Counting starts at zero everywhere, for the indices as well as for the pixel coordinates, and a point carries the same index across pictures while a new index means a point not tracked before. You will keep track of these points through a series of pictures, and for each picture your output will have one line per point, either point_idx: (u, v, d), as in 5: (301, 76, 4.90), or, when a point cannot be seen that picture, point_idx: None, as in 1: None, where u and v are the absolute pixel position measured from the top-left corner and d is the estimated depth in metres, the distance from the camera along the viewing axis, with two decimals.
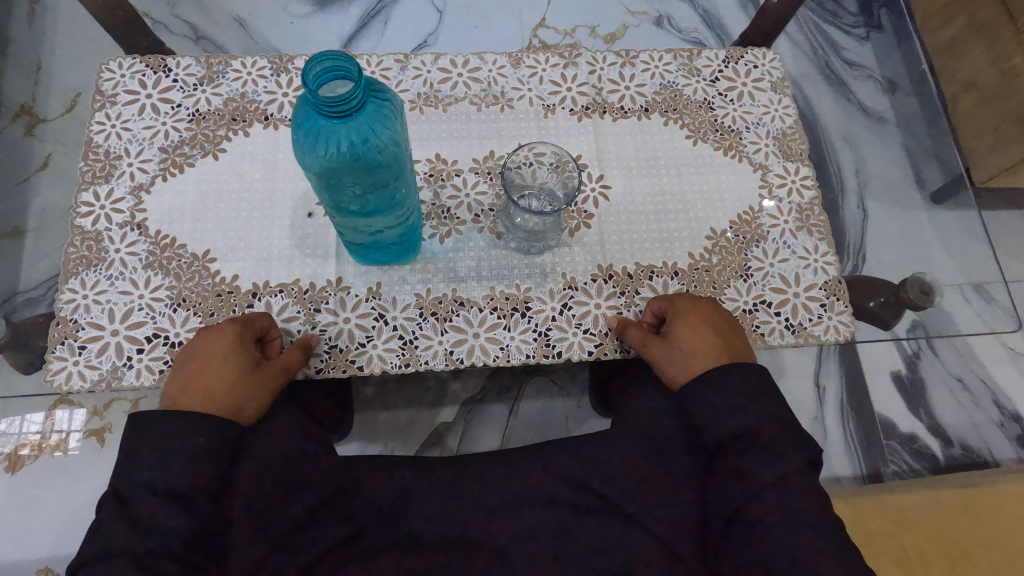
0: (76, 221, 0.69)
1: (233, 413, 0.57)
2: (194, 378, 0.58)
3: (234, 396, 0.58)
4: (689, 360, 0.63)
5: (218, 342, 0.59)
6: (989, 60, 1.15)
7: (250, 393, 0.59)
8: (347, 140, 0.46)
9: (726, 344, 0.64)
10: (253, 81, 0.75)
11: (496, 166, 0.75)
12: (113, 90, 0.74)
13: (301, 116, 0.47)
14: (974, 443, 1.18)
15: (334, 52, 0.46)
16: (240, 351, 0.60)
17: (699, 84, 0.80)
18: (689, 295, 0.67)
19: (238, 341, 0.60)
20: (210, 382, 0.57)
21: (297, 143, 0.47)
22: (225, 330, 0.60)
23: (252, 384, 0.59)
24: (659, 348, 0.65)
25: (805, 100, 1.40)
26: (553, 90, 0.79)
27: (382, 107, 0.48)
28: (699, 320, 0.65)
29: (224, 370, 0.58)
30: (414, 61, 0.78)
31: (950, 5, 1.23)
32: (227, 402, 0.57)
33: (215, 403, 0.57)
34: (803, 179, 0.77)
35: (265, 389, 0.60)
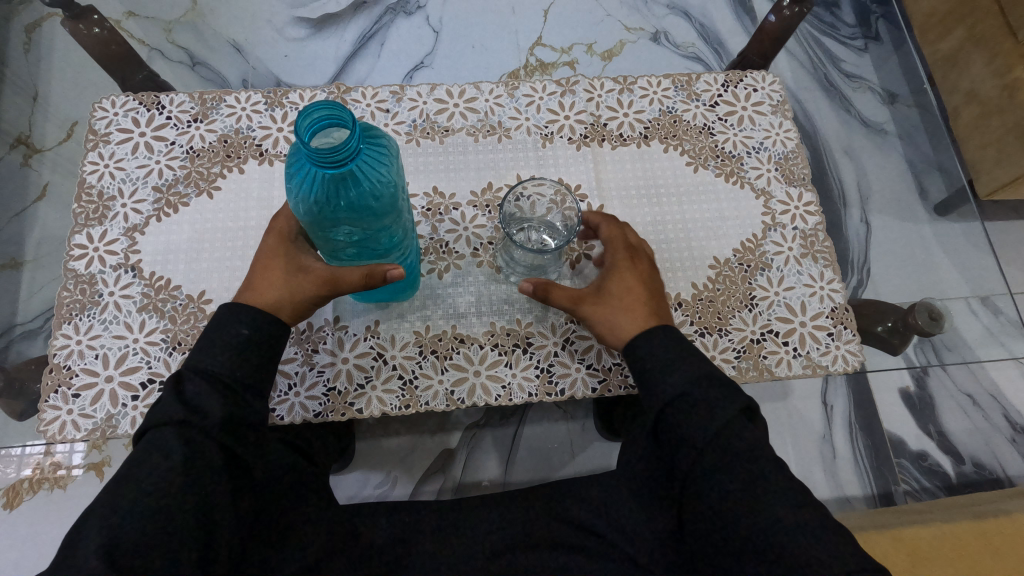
0: (70, 263, 0.68)
1: (271, 310, 0.56)
2: (249, 273, 0.58)
3: (276, 294, 0.56)
4: (619, 319, 0.61)
5: (268, 241, 0.58)
6: (989, 73, 1.13)
7: (288, 291, 0.56)
8: (343, 188, 0.45)
9: (656, 306, 0.61)
10: (248, 116, 0.74)
11: (494, 198, 0.74)
12: (105, 129, 0.73)
13: (293, 163, 0.46)
14: (987, 460, 1.15)
15: (326, 102, 0.45)
16: (285, 249, 0.58)
17: (698, 110, 0.79)
18: (630, 247, 0.64)
19: (280, 242, 0.58)
20: (255, 278, 0.57)
21: (292, 191, 0.46)
22: (275, 228, 0.59)
23: (293, 281, 0.56)
24: (592, 306, 0.62)
25: (807, 115, 1.37)
26: (551, 119, 0.78)
27: (375, 153, 0.46)
28: (635, 279, 0.62)
29: (267, 267, 0.57)
30: (410, 92, 0.77)
31: (948, 17, 1.21)
32: (266, 297, 0.56)
33: (251, 297, 0.56)
34: (806, 205, 0.76)
35: (303, 289, 0.56)
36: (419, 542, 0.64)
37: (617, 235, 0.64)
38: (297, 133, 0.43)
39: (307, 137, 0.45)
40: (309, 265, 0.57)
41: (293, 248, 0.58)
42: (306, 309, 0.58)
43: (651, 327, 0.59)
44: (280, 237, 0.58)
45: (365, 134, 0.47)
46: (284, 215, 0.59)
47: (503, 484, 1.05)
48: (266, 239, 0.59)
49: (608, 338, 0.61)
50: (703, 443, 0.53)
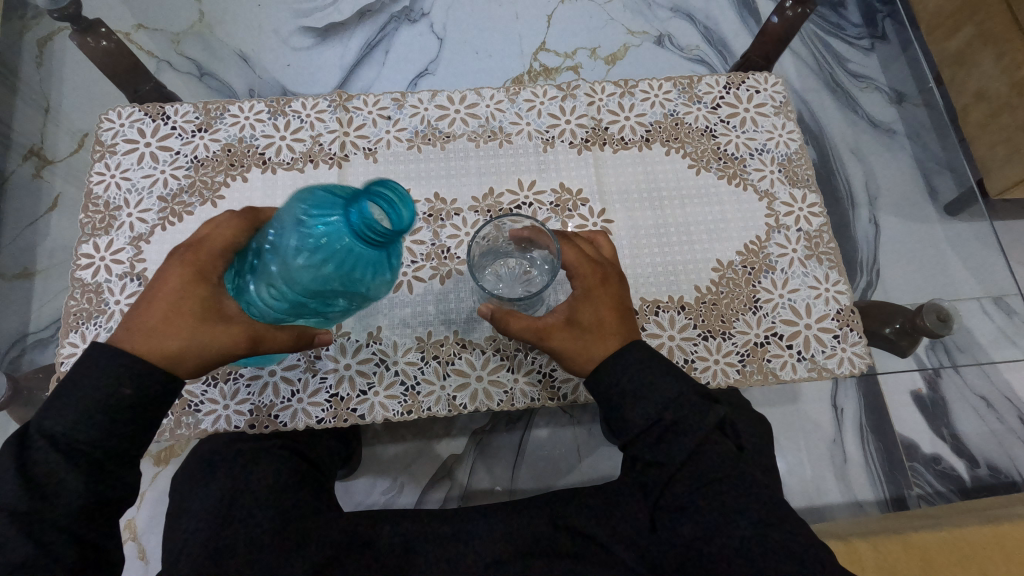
0: (76, 272, 0.69)
1: (172, 362, 0.51)
2: (142, 312, 0.52)
3: (181, 346, 0.51)
4: (591, 350, 0.58)
5: (175, 278, 0.53)
6: (999, 70, 1.12)
7: (197, 343, 0.52)
8: (383, 262, 0.51)
9: (626, 330, 0.59)
10: (251, 126, 0.75)
11: (495, 204, 0.74)
12: (112, 140, 0.74)
13: (332, 254, 0.50)
14: (1002, 463, 1.13)
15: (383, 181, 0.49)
16: (201, 289, 0.53)
17: (701, 112, 0.79)
18: (598, 265, 0.61)
19: (196, 279, 0.53)
20: (154, 322, 0.51)
21: (332, 255, 0.50)
22: (183, 263, 0.53)
23: (208, 331, 0.52)
24: (560, 338, 0.59)
25: (813, 116, 1.36)
26: (552, 123, 0.78)
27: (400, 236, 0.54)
28: (606, 306, 0.59)
29: (175, 310, 0.52)
30: (411, 99, 0.77)
31: (956, 15, 1.20)
32: (170, 347, 0.51)
33: (149, 347, 0.51)
34: (810, 206, 0.75)
35: (216, 342, 0.52)
36: (423, 549, 0.65)
37: (584, 254, 0.61)
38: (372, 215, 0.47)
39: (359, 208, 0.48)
40: (231, 314, 0.53)
41: (209, 288, 0.53)
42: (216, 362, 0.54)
43: (639, 348, 0.57)
44: (195, 275, 0.53)
45: None
46: (205, 246, 0.54)
47: (509, 490, 1.05)
48: (171, 274, 0.53)
49: (577, 369, 0.59)
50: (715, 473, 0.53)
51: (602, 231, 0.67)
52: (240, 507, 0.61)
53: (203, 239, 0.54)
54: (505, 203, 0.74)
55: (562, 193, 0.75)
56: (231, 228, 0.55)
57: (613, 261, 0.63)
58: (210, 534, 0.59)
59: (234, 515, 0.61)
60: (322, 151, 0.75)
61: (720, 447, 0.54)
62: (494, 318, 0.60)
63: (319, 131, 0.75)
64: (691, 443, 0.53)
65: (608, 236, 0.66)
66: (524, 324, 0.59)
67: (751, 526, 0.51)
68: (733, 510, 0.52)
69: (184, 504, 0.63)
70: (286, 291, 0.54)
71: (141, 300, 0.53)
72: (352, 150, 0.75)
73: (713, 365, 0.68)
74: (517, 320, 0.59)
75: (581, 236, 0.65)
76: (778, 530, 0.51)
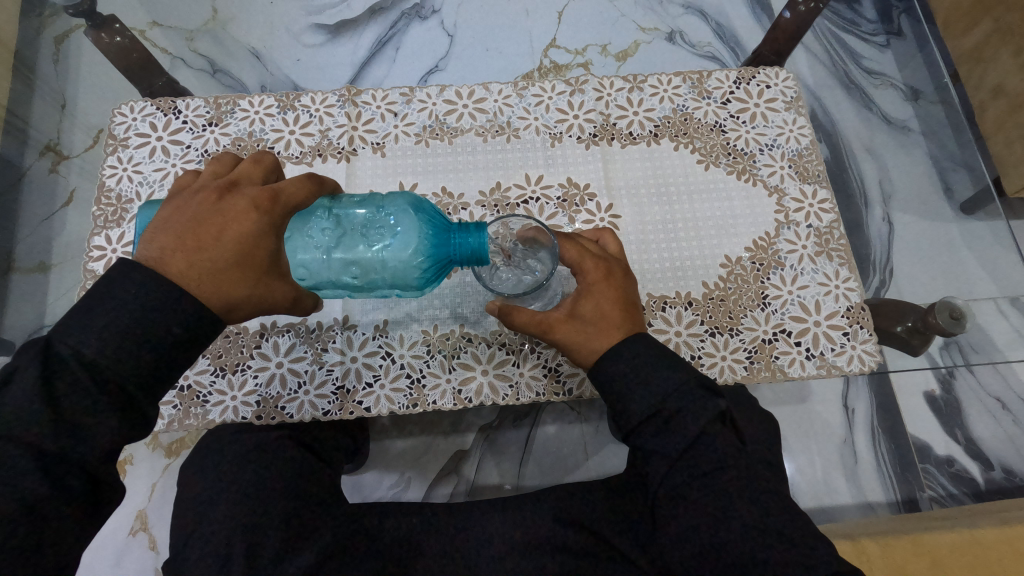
0: (88, 264, 0.70)
1: (223, 309, 0.50)
2: (199, 247, 0.49)
3: (238, 297, 0.50)
4: (593, 341, 0.58)
5: (249, 222, 0.50)
6: (1017, 67, 1.09)
7: (256, 296, 0.51)
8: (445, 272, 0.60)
9: (629, 322, 0.59)
10: (260, 120, 0.76)
11: (502, 199, 0.74)
12: (125, 133, 0.75)
13: (430, 264, 0.57)
14: (1018, 466, 1.11)
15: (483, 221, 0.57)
16: (272, 242, 0.51)
17: (710, 107, 0.78)
18: (601, 260, 0.61)
19: (266, 224, 0.51)
20: (221, 262, 0.49)
21: (420, 266, 0.57)
22: (256, 207, 0.51)
23: (270, 287, 0.52)
24: (563, 330, 0.58)
25: (825, 112, 1.34)
26: (560, 118, 0.78)
27: None
28: (609, 300, 0.59)
29: (246, 257, 0.50)
30: (419, 94, 0.78)
31: (972, 11, 1.17)
32: (230, 297, 0.49)
33: (206, 289, 0.48)
34: (821, 202, 0.74)
35: (271, 298, 0.52)
36: (428, 540, 0.65)
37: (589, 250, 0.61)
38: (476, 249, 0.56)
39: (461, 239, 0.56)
40: (287, 273, 0.53)
41: (275, 239, 0.52)
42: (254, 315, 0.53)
43: (642, 342, 0.57)
44: (268, 224, 0.51)
45: None
46: (280, 197, 0.52)
47: (516, 486, 1.05)
48: (242, 215, 0.50)
49: (582, 362, 0.59)
50: (714, 463, 0.53)
51: (604, 228, 0.67)
52: (247, 493, 0.62)
53: (279, 189, 0.53)
54: (513, 197, 0.74)
55: (569, 187, 0.74)
56: (304, 186, 0.54)
57: (618, 257, 0.63)
58: (218, 521, 0.60)
59: (242, 500, 0.61)
60: (331, 146, 0.75)
61: (722, 438, 0.53)
62: (502, 311, 0.60)
63: (328, 126, 0.76)
64: (696, 433, 0.53)
65: (613, 232, 0.66)
66: (528, 316, 0.59)
67: (751, 517, 0.51)
68: (738, 503, 0.51)
69: (194, 491, 0.64)
70: (361, 269, 0.59)
71: (193, 231, 0.49)
72: (360, 144, 0.75)
73: (720, 361, 0.67)
74: (521, 315, 0.60)
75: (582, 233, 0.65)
76: (781, 522, 0.51)
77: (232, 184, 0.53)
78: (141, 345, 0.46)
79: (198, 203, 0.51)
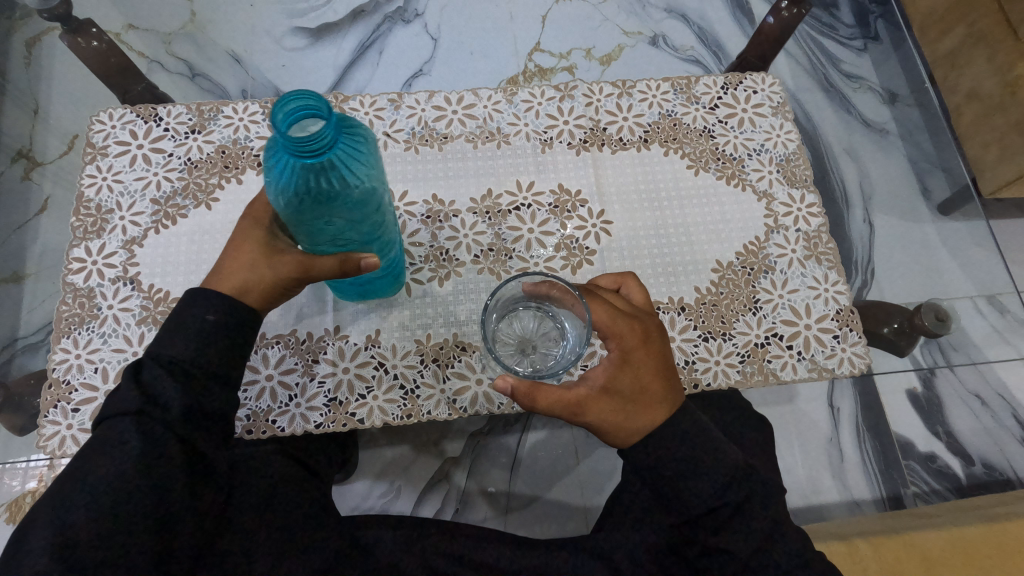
0: (68, 277, 0.68)
1: (237, 294, 0.55)
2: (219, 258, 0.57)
3: (241, 279, 0.55)
4: (635, 419, 0.56)
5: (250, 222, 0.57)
6: (990, 72, 1.12)
7: (257, 273, 0.55)
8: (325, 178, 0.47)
9: (667, 391, 0.57)
10: (245, 127, 0.74)
11: (494, 205, 0.73)
12: (103, 142, 0.73)
13: (291, 152, 0.44)
14: (998, 461, 1.13)
15: (298, 93, 0.46)
16: (257, 227, 0.56)
17: (698, 112, 0.79)
18: (636, 321, 0.58)
19: (252, 214, 0.57)
20: (225, 258, 0.56)
21: (273, 183, 0.48)
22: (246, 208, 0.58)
23: (268, 263, 0.55)
24: (603, 409, 0.55)
25: (805, 115, 1.36)
26: (550, 124, 0.77)
27: (354, 145, 0.48)
28: (649, 371, 0.57)
29: (238, 247, 0.56)
30: (408, 100, 0.77)
31: (947, 17, 1.20)
32: (234, 281, 0.55)
33: (218, 284, 0.56)
34: (809, 207, 0.75)
35: (271, 272, 0.55)
36: None
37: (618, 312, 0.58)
38: (275, 127, 0.44)
39: (285, 129, 0.46)
40: (285, 247, 0.56)
41: (267, 224, 0.57)
42: (273, 293, 0.56)
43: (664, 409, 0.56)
44: (253, 215, 0.57)
45: (342, 124, 0.48)
46: (263, 196, 0.58)
47: (507, 493, 1.04)
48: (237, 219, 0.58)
49: (620, 442, 0.57)
50: None
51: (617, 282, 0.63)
52: None
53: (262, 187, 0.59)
54: (504, 204, 0.73)
55: (561, 194, 0.74)
56: None
57: (647, 311, 0.60)
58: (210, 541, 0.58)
59: None
60: None
61: None
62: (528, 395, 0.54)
63: None
64: None
65: (636, 278, 0.63)
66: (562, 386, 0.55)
67: None
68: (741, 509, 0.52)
69: None
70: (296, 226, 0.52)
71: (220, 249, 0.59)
72: None
73: (714, 366, 0.67)
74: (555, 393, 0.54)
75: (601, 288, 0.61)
76: None
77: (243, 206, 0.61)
78: (198, 338, 0.53)
79: None
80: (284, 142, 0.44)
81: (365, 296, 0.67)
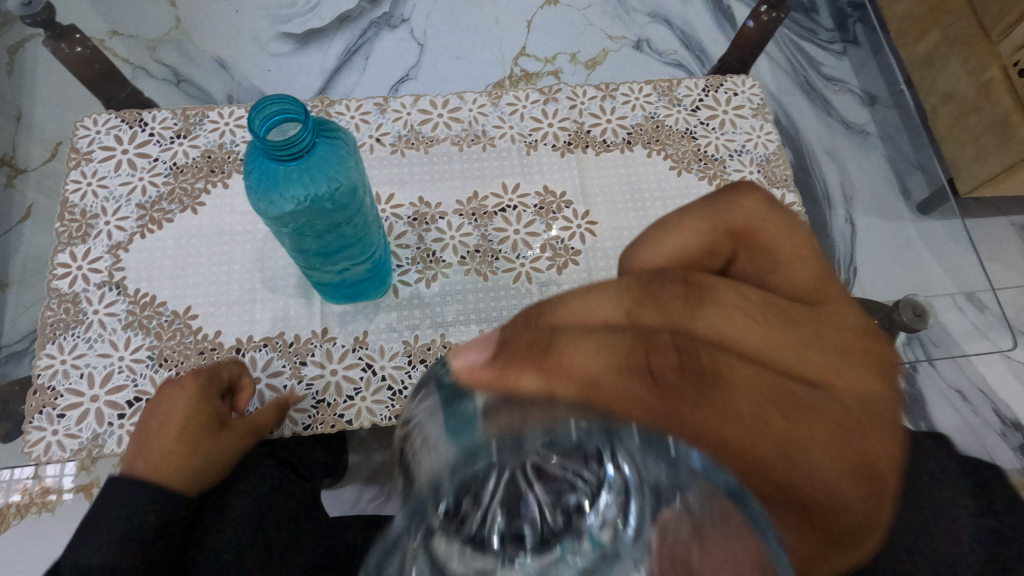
0: (53, 283, 0.67)
1: (185, 478, 0.57)
2: (153, 439, 0.57)
3: (192, 461, 0.57)
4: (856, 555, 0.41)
5: (177, 399, 0.59)
6: (965, 73, 1.16)
7: (208, 454, 0.58)
8: (303, 182, 0.48)
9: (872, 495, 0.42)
10: (231, 131, 0.75)
11: (480, 207, 0.74)
12: (88, 147, 0.73)
13: (271, 156, 0.45)
14: (978, 455, 1.15)
15: (277, 97, 0.47)
16: (201, 413, 0.59)
17: (680, 114, 0.80)
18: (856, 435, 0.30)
19: (193, 399, 0.59)
20: (166, 444, 0.57)
21: (252, 189, 0.48)
22: (184, 391, 0.59)
23: (215, 444, 0.59)
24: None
25: (788, 117, 1.38)
26: (535, 127, 0.78)
27: (334, 148, 0.49)
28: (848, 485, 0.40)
29: (183, 432, 0.57)
30: (393, 104, 0.78)
31: (923, 20, 1.24)
32: (185, 464, 0.57)
33: (164, 464, 0.56)
34: (789, 206, 0.77)
35: (225, 448, 0.60)
36: None
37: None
38: (252, 128, 0.45)
39: (262, 133, 0.47)
40: (230, 430, 0.60)
41: (205, 413, 0.59)
42: (224, 466, 0.60)
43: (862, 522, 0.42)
44: (193, 401, 0.59)
45: (320, 128, 0.49)
46: (194, 385, 0.60)
47: None
48: (174, 403, 0.59)
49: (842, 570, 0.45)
50: None
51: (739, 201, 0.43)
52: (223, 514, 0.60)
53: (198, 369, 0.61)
54: (490, 206, 0.74)
55: (546, 195, 0.75)
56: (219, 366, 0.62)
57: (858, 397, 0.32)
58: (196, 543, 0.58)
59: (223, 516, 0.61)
60: None
61: None
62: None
63: None
64: None
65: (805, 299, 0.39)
66: None
67: None
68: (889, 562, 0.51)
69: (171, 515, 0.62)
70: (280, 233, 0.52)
71: (145, 434, 0.57)
72: None
73: None
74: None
75: (708, 299, 0.33)
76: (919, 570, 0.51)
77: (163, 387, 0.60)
78: (126, 536, 0.53)
79: (145, 411, 0.59)
80: (260, 145, 0.45)
81: (354, 297, 0.68)
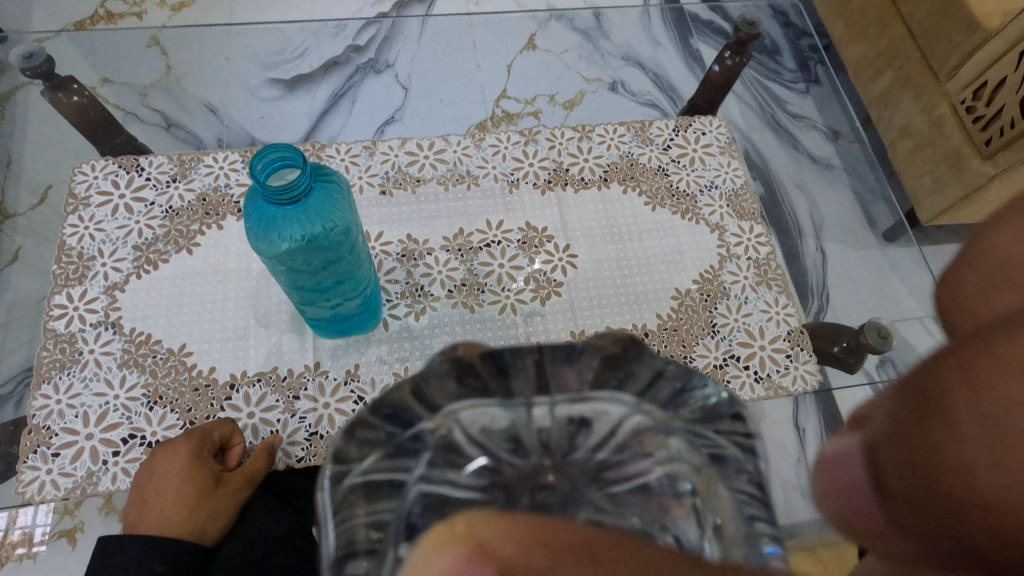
0: (48, 323, 0.69)
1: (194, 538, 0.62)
2: (154, 504, 0.61)
3: (194, 523, 0.62)
4: None
5: (168, 466, 0.61)
6: (919, 110, 1.24)
7: (212, 513, 0.63)
8: (299, 224, 0.51)
9: None
10: (225, 175, 0.78)
11: (466, 242, 0.78)
12: (85, 192, 0.76)
13: (271, 200, 0.49)
14: None
15: (277, 146, 0.51)
16: (195, 479, 0.62)
17: (653, 153, 0.85)
18: None
19: (185, 467, 0.61)
20: (166, 511, 0.61)
21: (252, 231, 0.51)
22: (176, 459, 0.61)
23: (215, 503, 0.63)
24: None
25: (757, 154, 1.40)
26: (516, 166, 0.83)
27: (330, 191, 0.53)
28: None
29: (183, 500, 0.62)
30: (382, 147, 0.82)
31: (877, 61, 1.33)
32: (190, 527, 0.62)
33: (170, 528, 0.61)
34: (758, 236, 0.81)
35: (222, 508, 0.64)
36: None
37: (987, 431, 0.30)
38: (254, 175, 0.48)
39: (262, 178, 0.50)
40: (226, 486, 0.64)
41: (200, 477, 0.62)
42: (228, 520, 0.65)
43: None
44: (185, 469, 0.61)
45: (316, 172, 0.53)
46: (184, 450, 0.61)
47: None
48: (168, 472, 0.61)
49: None
50: None
51: None
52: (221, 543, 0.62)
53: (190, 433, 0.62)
54: (475, 241, 0.78)
55: (528, 231, 0.79)
56: (216, 427, 0.63)
57: None
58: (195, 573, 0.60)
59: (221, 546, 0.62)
60: None
61: None
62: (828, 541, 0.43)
63: None
64: None
65: None
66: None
67: None
68: None
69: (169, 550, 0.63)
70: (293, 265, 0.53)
71: (145, 499, 0.61)
72: None
73: None
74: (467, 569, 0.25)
75: None
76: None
77: (157, 451, 0.62)
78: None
79: (139, 474, 0.62)
80: (261, 188, 0.48)
81: (345, 331, 0.70)
